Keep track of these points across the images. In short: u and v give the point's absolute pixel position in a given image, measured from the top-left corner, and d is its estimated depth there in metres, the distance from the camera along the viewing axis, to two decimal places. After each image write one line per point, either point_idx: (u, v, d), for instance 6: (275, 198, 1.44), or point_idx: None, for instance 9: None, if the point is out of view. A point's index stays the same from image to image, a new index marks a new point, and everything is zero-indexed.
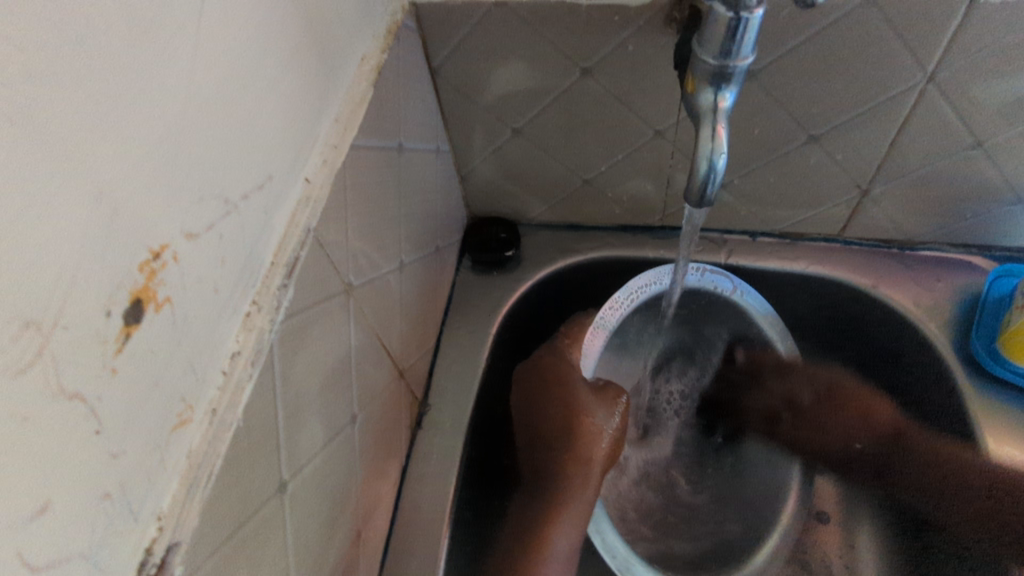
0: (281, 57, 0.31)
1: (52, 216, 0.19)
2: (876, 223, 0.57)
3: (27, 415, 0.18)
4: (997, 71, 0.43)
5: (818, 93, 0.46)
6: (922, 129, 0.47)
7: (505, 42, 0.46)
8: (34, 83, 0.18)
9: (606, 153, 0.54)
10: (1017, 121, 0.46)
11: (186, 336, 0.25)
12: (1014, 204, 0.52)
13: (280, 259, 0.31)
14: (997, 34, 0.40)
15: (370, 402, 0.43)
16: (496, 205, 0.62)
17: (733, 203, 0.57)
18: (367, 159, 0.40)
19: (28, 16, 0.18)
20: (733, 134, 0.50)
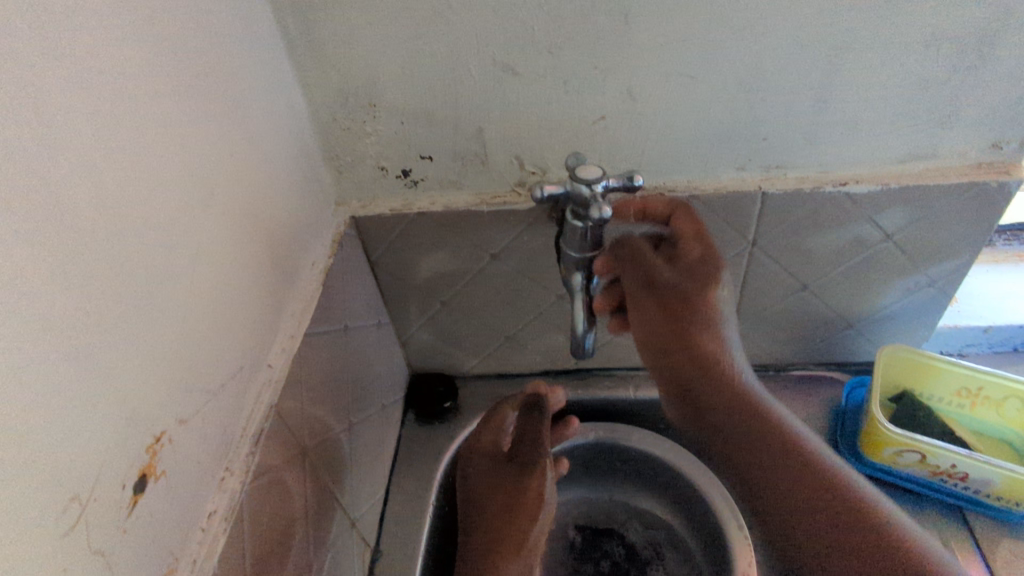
0: (248, 278, 0.41)
1: (96, 420, 0.27)
2: (751, 353, 0.69)
3: (69, 567, 0.26)
4: (798, 236, 0.57)
5: None
6: (760, 280, 0.61)
7: (428, 239, 0.58)
8: (91, 335, 0.27)
9: (520, 315, 0.65)
10: (829, 268, 0.60)
11: (175, 500, 0.33)
12: (847, 329, 0.65)
13: (247, 432, 0.39)
14: (787, 212, 0.55)
15: (324, 549, 0.49)
16: (435, 363, 0.71)
17: (633, 345, 0.69)
18: (320, 340, 0.50)
19: (90, 296, 0.27)
20: (618, 291, 0.62)
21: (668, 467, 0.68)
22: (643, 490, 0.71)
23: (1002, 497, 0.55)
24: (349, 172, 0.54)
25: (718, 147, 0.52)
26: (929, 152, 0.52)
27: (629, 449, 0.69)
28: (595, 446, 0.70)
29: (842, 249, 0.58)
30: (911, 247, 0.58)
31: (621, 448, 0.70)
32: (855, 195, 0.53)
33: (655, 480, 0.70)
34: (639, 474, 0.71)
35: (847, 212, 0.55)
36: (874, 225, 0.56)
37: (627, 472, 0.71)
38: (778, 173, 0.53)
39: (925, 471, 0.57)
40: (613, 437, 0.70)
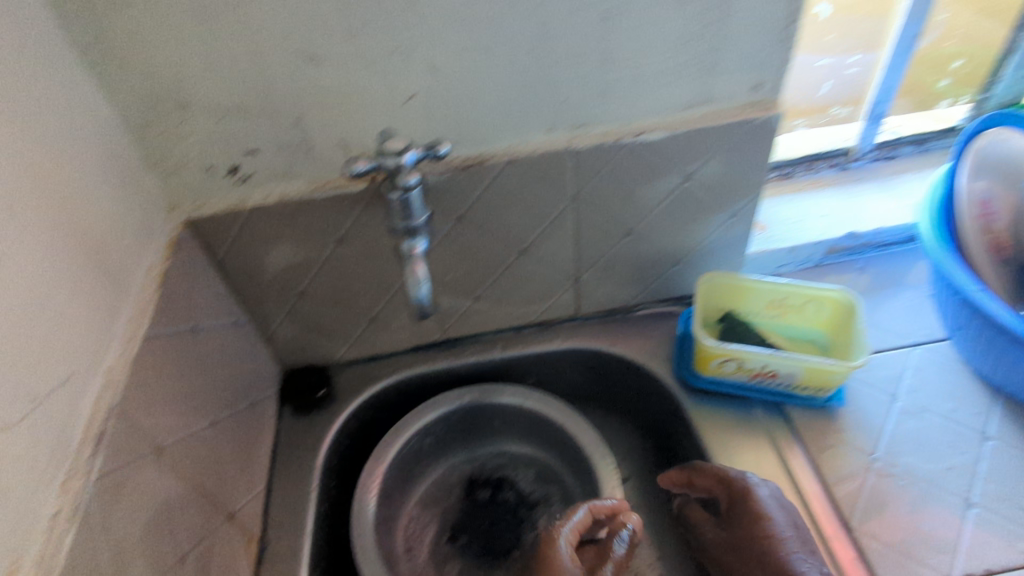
0: (70, 285, 0.42)
1: None
2: (598, 300, 0.75)
3: None
4: (613, 186, 0.63)
5: (509, 222, 0.64)
6: (590, 232, 0.67)
7: (271, 232, 0.60)
8: None
9: (379, 295, 0.68)
10: (646, 213, 0.67)
11: (7, 504, 0.33)
12: (674, 265, 0.73)
13: (87, 435, 0.40)
14: (597, 165, 0.61)
15: (200, 542, 0.50)
16: (304, 356, 0.73)
17: (492, 308, 0.73)
18: (165, 341, 0.51)
19: None
20: (465, 259, 0.67)
21: (539, 416, 0.73)
22: (525, 442, 0.77)
23: (808, 386, 0.64)
24: (176, 176, 0.55)
25: (526, 114, 0.57)
26: (707, 97, 0.59)
27: (505, 406, 0.74)
28: (473, 412, 0.74)
29: (653, 193, 0.65)
30: (710, 185, 0.65)
31: (499, 409, 0.74)
32: (652, 143, 0.60)
33: (531, 431, 0.76)
34: (516, 428, 0.76)
35: (649, 160, 0.62)
36: (676, 168, 0.63)
37: (509, 428, 0.77)
38: (583, 131, 0.59)
39: (746, 375, 0.65)
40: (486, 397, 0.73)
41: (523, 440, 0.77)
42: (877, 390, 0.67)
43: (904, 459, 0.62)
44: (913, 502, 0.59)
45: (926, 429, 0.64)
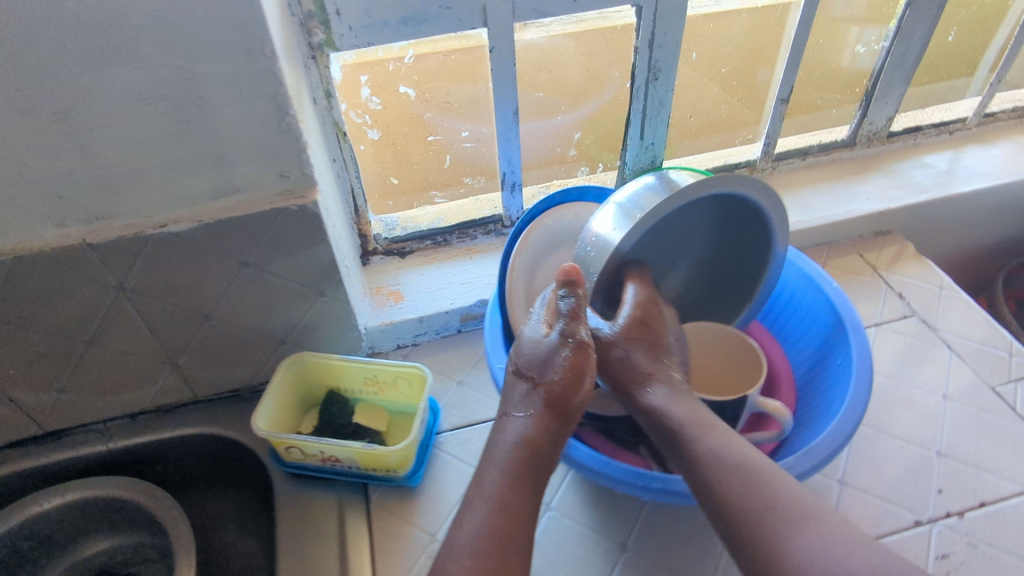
0: None
1: None
2: (214, 382, 0.73)
3: None
4: (164, 275, 0.62)
5: (55, 314, 0.62)
6: (160, 318, 0.65)
7: None
8: None
9: None
10: (219, 297, 0.65)
11: None
12: (283, 345, 0.72)
13: None
14: (131, 255, 0.60)
15: None
16: None
17: (87, 398, 0.70)
18: None
19: None
20: (22, 353, 0.63)
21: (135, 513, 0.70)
22: (135, 535, 0.73)
23: (376, 468, 0.65)
24: None
25: (21, 211, 0.54)
26: (229, 187, 0.58)
27: (106, 500, 0.70)
28: (67, 509, 0.69)
29: (216, 279, 0.64)
30: (278, 268, 0.65)
31: (98, 501, 0.70)
32: (181, 234, 0.60)
33: (138, 522, 0.72)
34: (125, 521, 0.72)
35: (191, 248, 0.61)
36: (230, 256, 0.63)
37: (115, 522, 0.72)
38: (103, 224, 0.57)
39: (316, 460, 0.64)
40: (82, 495, 0.70)
41: (135, 533, 0.73)
42: (461, 462, 0.69)
43: None
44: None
45: None
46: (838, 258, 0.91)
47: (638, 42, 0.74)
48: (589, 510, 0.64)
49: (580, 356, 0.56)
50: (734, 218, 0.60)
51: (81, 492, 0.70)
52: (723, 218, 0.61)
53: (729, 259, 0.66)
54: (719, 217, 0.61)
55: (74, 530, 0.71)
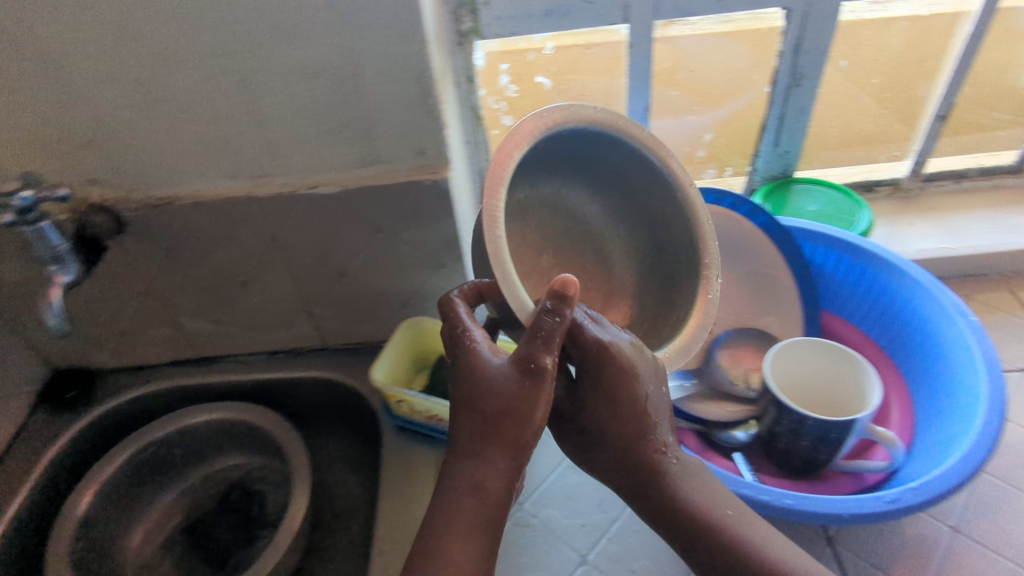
0: None
1: None
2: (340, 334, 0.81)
3: None
4: (311, 231, 0.69)
5: (219, 255, 0.71)
6: (302, 269, 0.73)
7: None
8: None
9: (117, 312, 0.75)
10: (353, 257, 0.72)
11: None
12: (403, 308, 0.78)
13: None
14: (286, 211, 0.67)
15: None
16: (69, 360, 0.81)
17: (235, 332, 0.80)
18: None
19: None
20: (190, 286, 0.73)
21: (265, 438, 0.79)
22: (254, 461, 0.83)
23: None
24: None
25: (206, 162, 0.63)
26: (374, 158, 0.64)
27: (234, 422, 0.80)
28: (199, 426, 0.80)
29: (355, 240, 0.70)
30: (406, 237, 0.70)
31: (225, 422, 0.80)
32: (329, 196, 0.66)
33: (266, 447, 0.81)
34: (255, 445, 0.82)
35: (336, 210, 0.68)
36: (367, 221, 0.69)
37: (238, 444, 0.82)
38: (266, 181, 0.66)
39: (422, 417, 0.69)
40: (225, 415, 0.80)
41: (263, 457, 0.82)
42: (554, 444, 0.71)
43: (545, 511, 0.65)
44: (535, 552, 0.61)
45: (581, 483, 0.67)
46: (986, 294, 0.83)
47: (782, 46, 0.73)
48: None
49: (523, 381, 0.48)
50: (578, 148, 0.58)
51: (223, 410, 0.80)
52: (576, 154, 0.59)
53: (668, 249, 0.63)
54: (557, 159, 0.59)
55: (214, 445, 0.82)
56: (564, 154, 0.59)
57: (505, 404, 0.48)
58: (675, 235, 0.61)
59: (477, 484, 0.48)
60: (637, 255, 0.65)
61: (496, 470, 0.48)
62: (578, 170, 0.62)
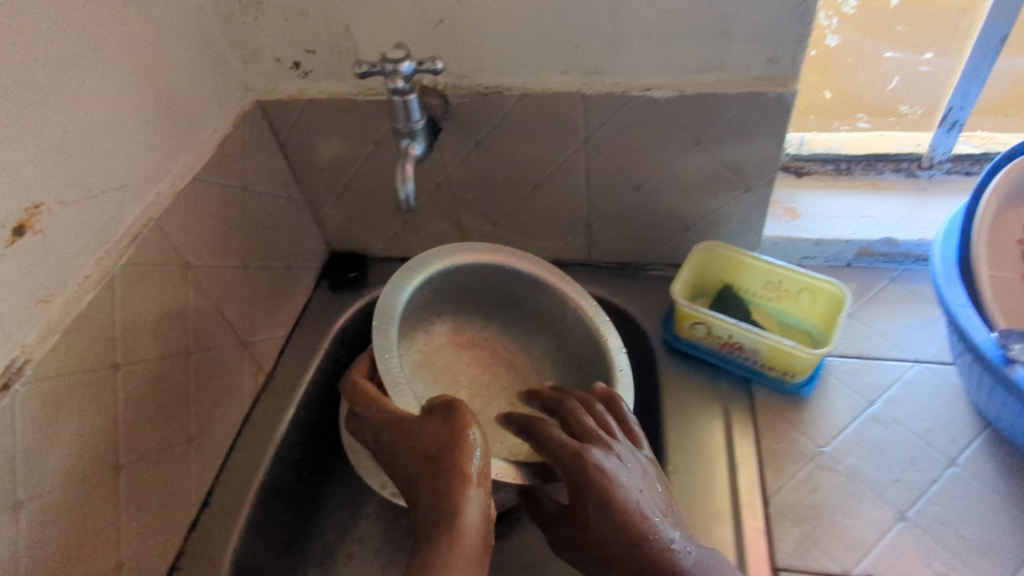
0: (141, 119, 0.55)
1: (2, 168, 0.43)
2: (611, 251, 0.79)
3: None
4: (623, 138, 0.67)
5: (522, 153, 0.70)
6: (600, 179, 0.71)
7: (321, 124, 0.71)
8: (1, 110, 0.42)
9: (407, 200, 0.78)
10: (655, 171, 0.69)
11: (54, 252, 0.47)
12: (686, 232, 0.75)
13: (129, 231, 0.54)
14: (608, 113, 0.65)
15: (206, 348, 0.63)
16: (348, 243, 0.85)
17: (508, 236, 0.80)
18: (214, 187, 0.64)
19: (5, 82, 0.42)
20: (484, 183, 0.74)
21: None
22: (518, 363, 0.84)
23: (772, 368, 0.65)
24: (252, 62, 0.67)
25: (543, 53, 0.62)
26: (719, 64, 0.60)
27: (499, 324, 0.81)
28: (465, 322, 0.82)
29: (665, 153, 0.68)
30: (722, 157, 0.67)
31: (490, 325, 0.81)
32: (659, 101, 0.63)
33: None
34: None
35: (659, 117, 0.64)
36: (687, 134, 0.65)
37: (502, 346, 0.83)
38: (596, 78, 0.63)
39: (715, 343, 0.67)
40: None
41: None
42: (856, 395, 0.66)
43: (850, 461, 0.62)
44: (846, 501, 0.59)
45: (890, 438, 0.63)
46: None
47: None
48: (1001, 481, 0.59)
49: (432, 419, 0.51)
50: (479, 280, 0.72)
51: None
52: (480, 283, 0.73)
53: (568, 348, 0.73)
54: (461, 295, 0.74)
55: None
56: (463, 286, 0.73)
57: (433, 442, 0.49)
58: (568, 325, 0.72)
59: (459, 507, 0.44)
60: (563, 368, 0.74)
61: (472, 500, 0.45)
62: (507, 314, 0.76)
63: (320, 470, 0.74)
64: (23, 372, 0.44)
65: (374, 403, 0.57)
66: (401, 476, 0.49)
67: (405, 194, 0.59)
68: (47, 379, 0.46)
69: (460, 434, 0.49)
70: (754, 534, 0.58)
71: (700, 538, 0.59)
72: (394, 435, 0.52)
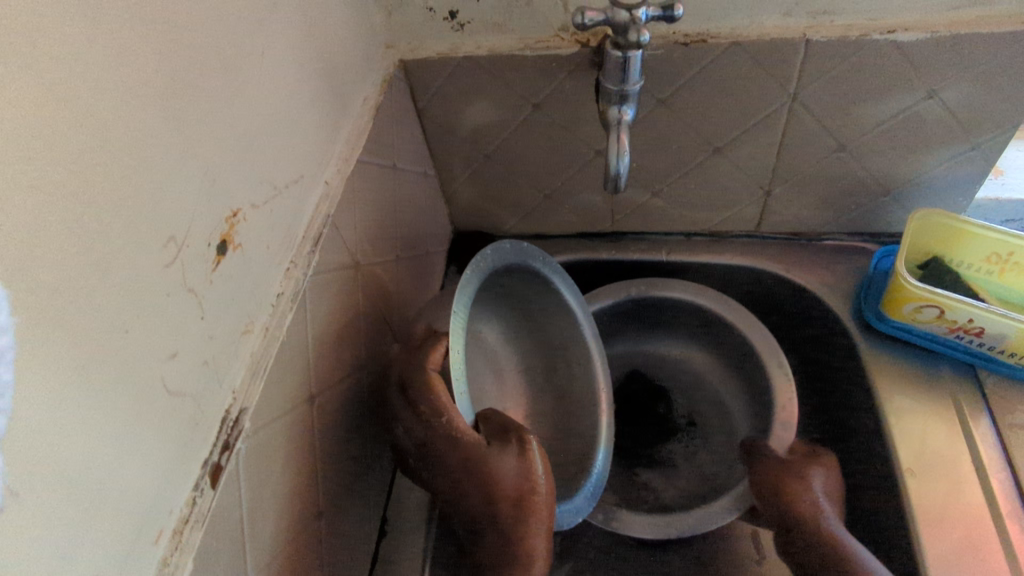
0: (306, 92, 0.45)
1: (199, 171, 0.33)
2: (786, 220, 0.70)
3: (168, 271, 0.31)
4: (839, 91, 0.57)
5: (711, 113, 0.60)
6: (797, 140, 0.61)
7: (474, 86, 0.60)
8: (190, 95, 0.32)
9: (558, 171, 0.67)
10: (867, 128, 0.60)
11: (251, 271, 0.38)
12: (884, 197, 0.66)
13: (308, 233, 0.44)
14: (831, 62, 0.55)
15: (374, 359, 0.54)
16: (478, 221, 0.75)
17: (667, 208, 0.71)
18: (370, 170, 0.53)
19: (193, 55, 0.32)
20: (655, 149, 0.64)
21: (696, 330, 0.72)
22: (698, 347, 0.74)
23: (1013, 354, 0.58)
24: (398, 12, 0.56)
25: None
26: None
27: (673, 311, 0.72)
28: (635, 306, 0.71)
29: (888, 108, 0.58)
30: (960, 110, 0.57)
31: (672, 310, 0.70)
32: (902, 45, 0.53)
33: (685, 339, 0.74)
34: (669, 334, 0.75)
35: (893, 65, 0.54)
36: (923, 84, 0.55)
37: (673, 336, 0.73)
38: (825, 20, 0.53)
39: (943, 327, 0.59)
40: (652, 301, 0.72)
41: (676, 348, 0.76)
42: None
43: None
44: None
45: None
46: None
47: None
48: None
49: (489, 446, 0.47)
50: (534, 286, 0.59)
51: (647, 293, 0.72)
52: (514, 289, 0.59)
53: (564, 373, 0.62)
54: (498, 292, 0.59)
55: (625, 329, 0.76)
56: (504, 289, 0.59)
57: (495, 483, 0.46)
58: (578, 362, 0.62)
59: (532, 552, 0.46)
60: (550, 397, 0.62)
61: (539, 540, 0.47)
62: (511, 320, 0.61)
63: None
64: (241, 426, 0.35)
65: (443, 410, 0.46)
66: (457, 505, 0.46)
67: (620, 168, 0.49)
68: (261, 430, 0.37)
69: (534, 475, 0.48)
70: None
71: (962, 552, 0.52)
72: (462, 463, 0.46)
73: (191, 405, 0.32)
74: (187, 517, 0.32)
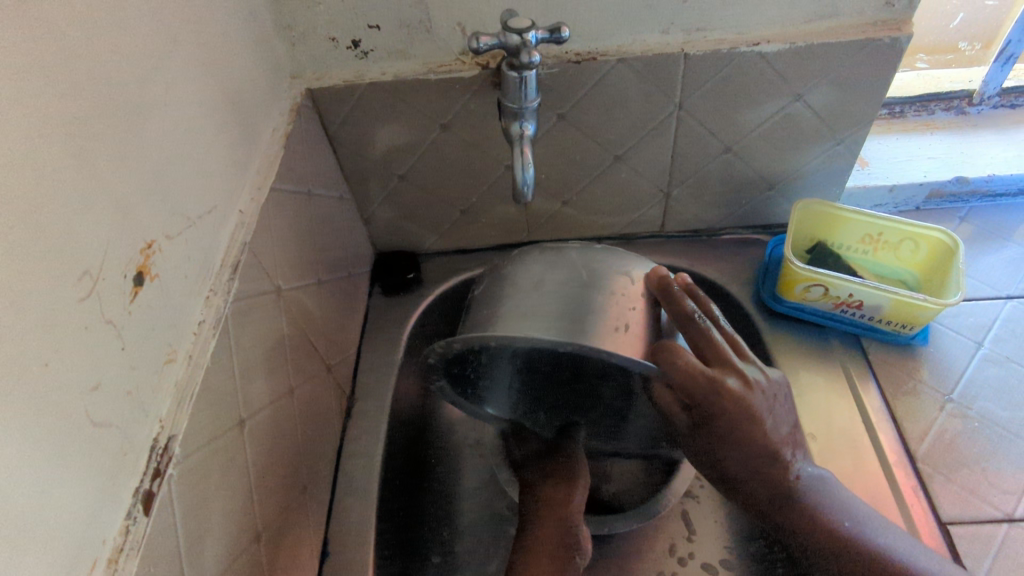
0: (214, 125, 0.46)
1: (109, 204, 0.34)
2: (686, 218, 0.76)
3: (86, 305, 0.31)
4: (718, 98, 0.63)
5: (607, 123, 0.64)
6: (687, 145, 0.67)
7: (383, 110, 0.62)
8: (97, 132, 0.33)
9: (471, 187, 0.70)
10: (747, 131, 0.66)
11: (170, 301, 0.38)
12: (769, 191, 0.72)
13: (226, 261, 0.45)
14: (708, 73, 0.60)
15: (303, 381, 0.55)
16: (398, 241, 0.76)
17: (580, 216, 0.75)
18: (284, 197, 0.54)
19: (94, 97, 0.33)
20: (560, 160, 0.68)
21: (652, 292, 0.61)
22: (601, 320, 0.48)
23: (891, 320, 0.64)
24: (301, 44, 0.58)
25: (643, 11, 0.57)
26: (831, 11, 0.57)
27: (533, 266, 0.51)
28: (482, 360, 0.53)
29: (762, 110, 0.64)
30: (822, 111, 0.64)
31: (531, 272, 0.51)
32: (767, 55, 0.59)
33: None
34: None
35: (762, 72, 0.61)
36: (788, 89, 0.62)
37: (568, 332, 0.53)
38: (699, 36, 0.59)
39: (830, 303, 0.65)
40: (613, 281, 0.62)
41: None
42: (964, 337, 0.66)
43: (980, 404, 0.62)
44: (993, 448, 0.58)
45: (1008, 376, 0.63)
46: None
47: None
48: None
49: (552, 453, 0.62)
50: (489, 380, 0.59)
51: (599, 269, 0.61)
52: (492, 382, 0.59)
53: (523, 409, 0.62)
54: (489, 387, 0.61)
55: None
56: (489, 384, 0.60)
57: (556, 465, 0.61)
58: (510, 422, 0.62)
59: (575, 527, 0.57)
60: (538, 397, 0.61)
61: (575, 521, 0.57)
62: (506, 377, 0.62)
63: (421, 494, 0.66)
64: (171, 453, 0.36)
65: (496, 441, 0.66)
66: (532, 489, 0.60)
67: (524, 180, 0.52)
68: (191, 457, 0.37)
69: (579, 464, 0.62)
70: (912, 495, 0.56)
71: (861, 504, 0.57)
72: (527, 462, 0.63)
73: (116, 436, 0.33)
74: (121, 547, 0.32)
